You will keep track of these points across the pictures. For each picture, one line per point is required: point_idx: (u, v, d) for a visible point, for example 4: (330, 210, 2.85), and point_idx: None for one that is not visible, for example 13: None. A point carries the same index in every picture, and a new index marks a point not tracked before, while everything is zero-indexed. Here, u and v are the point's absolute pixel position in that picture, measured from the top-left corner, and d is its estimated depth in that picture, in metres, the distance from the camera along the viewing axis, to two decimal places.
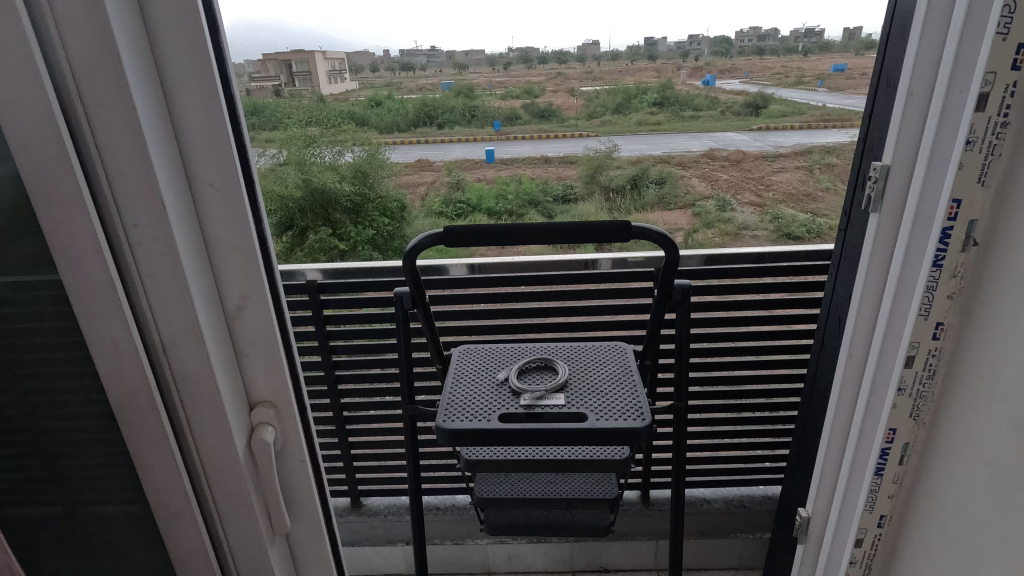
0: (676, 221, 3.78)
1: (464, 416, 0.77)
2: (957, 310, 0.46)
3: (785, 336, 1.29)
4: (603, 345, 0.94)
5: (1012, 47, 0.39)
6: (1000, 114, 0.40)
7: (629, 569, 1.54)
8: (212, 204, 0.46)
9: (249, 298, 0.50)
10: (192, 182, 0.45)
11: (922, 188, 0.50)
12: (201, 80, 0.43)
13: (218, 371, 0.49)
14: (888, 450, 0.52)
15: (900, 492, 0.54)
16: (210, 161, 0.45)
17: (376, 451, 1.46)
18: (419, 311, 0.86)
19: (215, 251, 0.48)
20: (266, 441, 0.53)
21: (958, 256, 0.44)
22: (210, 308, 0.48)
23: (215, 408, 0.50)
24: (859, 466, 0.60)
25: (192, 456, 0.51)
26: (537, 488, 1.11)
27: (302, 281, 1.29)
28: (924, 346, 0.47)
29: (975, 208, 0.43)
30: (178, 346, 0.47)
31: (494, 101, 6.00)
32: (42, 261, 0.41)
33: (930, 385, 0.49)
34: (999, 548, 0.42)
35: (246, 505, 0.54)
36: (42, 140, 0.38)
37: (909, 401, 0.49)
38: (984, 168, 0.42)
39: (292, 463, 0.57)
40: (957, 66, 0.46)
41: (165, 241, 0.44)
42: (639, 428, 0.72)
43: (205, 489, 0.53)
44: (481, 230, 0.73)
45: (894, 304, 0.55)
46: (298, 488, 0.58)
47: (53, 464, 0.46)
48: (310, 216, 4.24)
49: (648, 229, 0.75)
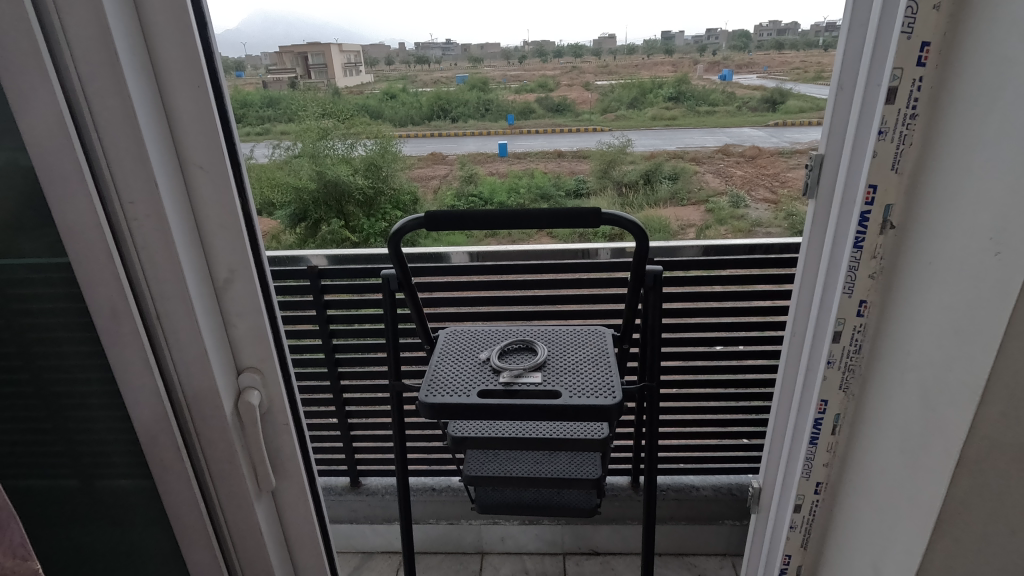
0: (688, 217, 3.96)
1: (446, 391, 0.81)
2: (878, 289, 0.53)
3: (774, 327, 1.32)
4: (585, 328, 0.98)
5: (916, 44, 0.45)
6: (909, 106, 0.47)
7: (617, 552, 1.59)
8: (202, 185, 0.51)
9: (236, 271, 0.54)
10: (185, 165, 0.50)
11: (846, 173, 0.55)
12: (190, 70, 0.47)
13: (204, 338, 0.54)
14: (821, 421, 0.59)
15: (834, 461, 0.61)
16: (198, 143, 0.49)
17: (376, 431, 1.52)
18: (406, 295, 0.90)
19: (204, 227, 0.53)
20: (252, 404, 0.58)
21: (877, 237, 0.51)
22: (200, 281, 0.53)
23: (206, 372, 0.55)
24: (798, 434, 0.67)
25: (184, 416, 0.56)
26: (523, 467, 1.16)
27: (305, 267, 1.34)
28: (849, 322, 0.54)
29: (890, 193, 0.50)
30: (172, 312, 0.52)
31: (508, 96, 6.03)
32: (51, 242, 0.46)
33: (858, 358, 0.55)
34: (909, 504, 0.48)
35: (234, 462, 0.59)
36: (49, 125, 0.42)
37: (838, 373, 0.56)
38: (897, 156, 0.48)
39: (277, 426, 0.62)
40: (874, 65, 0.52)
41: (159, 215, 0.48)
42: (609, 406, 0.76)
43: (197, 447, 0.57)
44: (462, 216, 0.77)
45: (827, 283, 0.61)
46: (284, 450, 0.63)
47: (61, 423, 0.51)
48: (323, 209, 4.57)
49: (619, 216, 0.78)
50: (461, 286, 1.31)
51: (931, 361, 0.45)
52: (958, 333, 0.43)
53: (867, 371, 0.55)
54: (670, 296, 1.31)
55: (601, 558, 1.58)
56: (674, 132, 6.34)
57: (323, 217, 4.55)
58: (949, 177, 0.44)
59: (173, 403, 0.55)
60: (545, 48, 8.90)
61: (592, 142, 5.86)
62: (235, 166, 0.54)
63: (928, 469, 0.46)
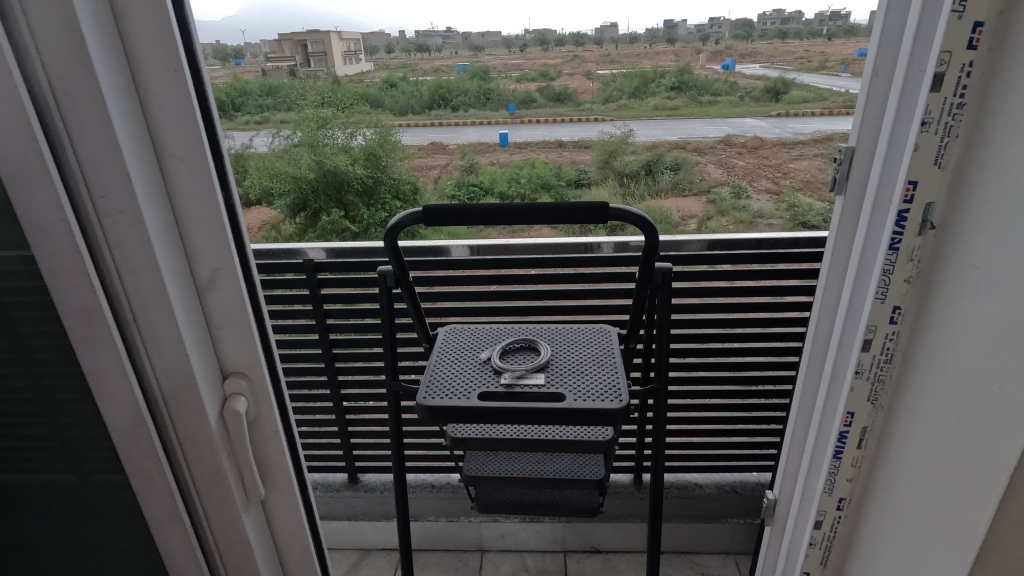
0: (690, 207, 3.95)
1: (445, 393, 0.78)
2: (913, 295, 0.50)
3: (781, 322, 1.28)
4: (589, 326, 0.95)
5: (967, 25, 0.41)
6: (955, 95, 0.43)
7: (618, 550, 1.57)
8: (181, 179, 0.47)
9: (219, 270, 0.51)
10: (162, 157, 0.46)
11: (881, 168, 0.52)
12: (166, 53, 0.43)
13: (183, 345, 0.51)
14: (847, 434, 0.56)
15: (858, 477, 0.58)
16: (176, 138, 0.46)
17: (374, 428, 1.50)
18: (403, 292, 0.87)
19: (184, 225, 0.49)
20: (239, 411, 0.55)
21: (914, 239, 0.48)
22: (178, 284, 0.50)
23: (192, 380, 0.52)
24: (819, 446, 0.64)
25: (166, 422, 0.53)
26: (524, 467, 1.13)
27: (302, 260, 1.30)
28: (881, 330, 0.51)
29: (931, 190, 0.46)
30: (149, 314, 0.48)
31: (507, 87, 6.26)
32: (13, 238, 0.42)
33: (888, 368, 0.53)
34: (946, 525, 0.46)
35: (220, 470, 0.56)
36: (9, 116, 0.38)
37: (866, 384, 0.54)
38: (940, 151, 0.45)
39: (265, 432, 0.59)
40: (914, 50, 0.48)
41: (132, 211, 0.45)
42: (615, 409, 0.73)
43: (180, 456, 0.54)
44: (461, 210, 0.74)
45: (854, 287, 0.58)
46: (273, 457, 0.60)
47: (57, 423, 0.49)
48: (323, 199, 4.48)
49: (626, 211, 0.74)
50: (460, 281, 1.28)
51: (975, 374, 0.43)
52: (1006, 345, 0.40)
53: (899, 382, 0.52)
54: (674, 291, 1.28)
55: (603, 555, 1.56)
56: (676, 122, 6.29)
57: (323, 207, 4.50)
58: (1001, 175, 0.41)
59: (153, 412, 0.51)
60: (545, 37, 8.82)
61: (593, 132, 5.81)
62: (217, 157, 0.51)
63: (971, 492, 0.43)
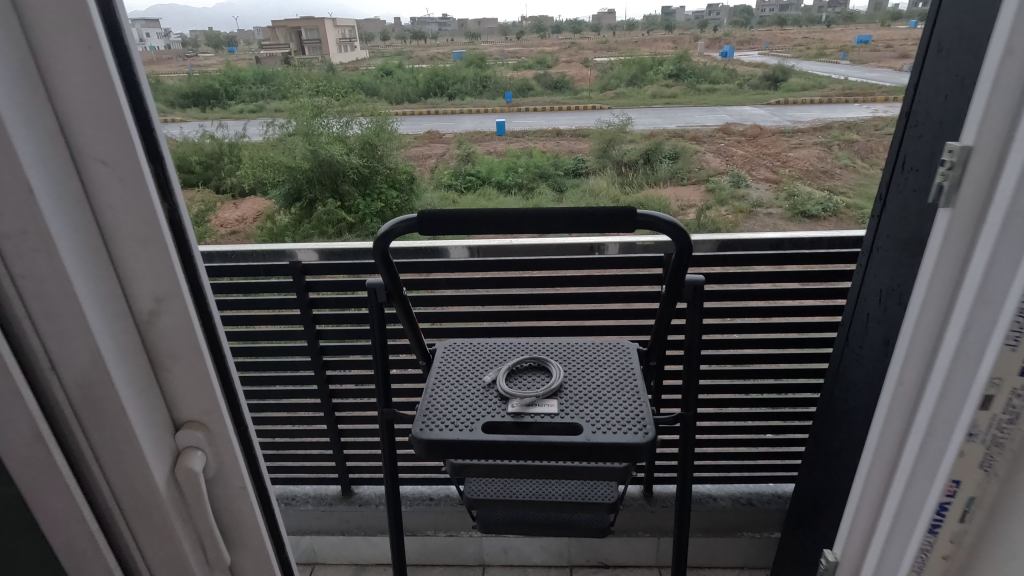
0: (687, 196, 3.92)
1: (443, 425, 0.68)
2: None
3: (802, 330, 1.20)
4: (605, 342, 0.85)
5: None
6: None
7: (629, 565, 1.48)
8: (111, 191, 0.37)
9: (163, 299, 0.41)
10: (77, 164, 0.36)
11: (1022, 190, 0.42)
12: (73, 27, 0.33)
13: (124, 401, 0.41)
14: (951, 502, 0.49)
15: (957, 554, 0.51)
16: (98, 141, 0.36)
17: (367, 439, 1.40)
18: (394, 305, 0.78)
19: (115, 254, 0.39)
20: (193, 469, 0.45)
21: None
22: (111, 325, 0.40)
23: (130, 440, 0.42)
24: (911, 510, 0.56)
25: (98, 492, 0.43)
26: (532, 488, 1.05)
27: (288, 262, 1.20)
28: (1006, 388, 0.43)
29: None
30: (69, 364, 0.38)
31: (505, 73, 5.96)
32: None
33: (1010, 434, 0.44)
34: None
35: (172, 544, 0.46)
36: None
37: (981, 449, 0.46)
38: None
39: (229, 488, 0.49)
40: None
41: (32, 230, 0.34)
42: (640, 444, 0.64)
43: (123, 529, 0.44)
44: (463, 216, 0.64)
45: (967, 327, 0.48)
46: (239, 517, 0.51)
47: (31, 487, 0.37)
48: (320, 189, 4.38)
49: (656, 217, 0.65)
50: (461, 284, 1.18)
51: None
52: None
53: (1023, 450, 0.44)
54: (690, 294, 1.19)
55: (612, 571, 1.48)
56: (673, 111, 6.22)
57: (318, 197, 4.42)
58: None
59: (81, 480, 0.41)
60: (541, 23, 8.70)
61: (591, 121, 5.75)
62: (158, 161, 0.40)
63: None
